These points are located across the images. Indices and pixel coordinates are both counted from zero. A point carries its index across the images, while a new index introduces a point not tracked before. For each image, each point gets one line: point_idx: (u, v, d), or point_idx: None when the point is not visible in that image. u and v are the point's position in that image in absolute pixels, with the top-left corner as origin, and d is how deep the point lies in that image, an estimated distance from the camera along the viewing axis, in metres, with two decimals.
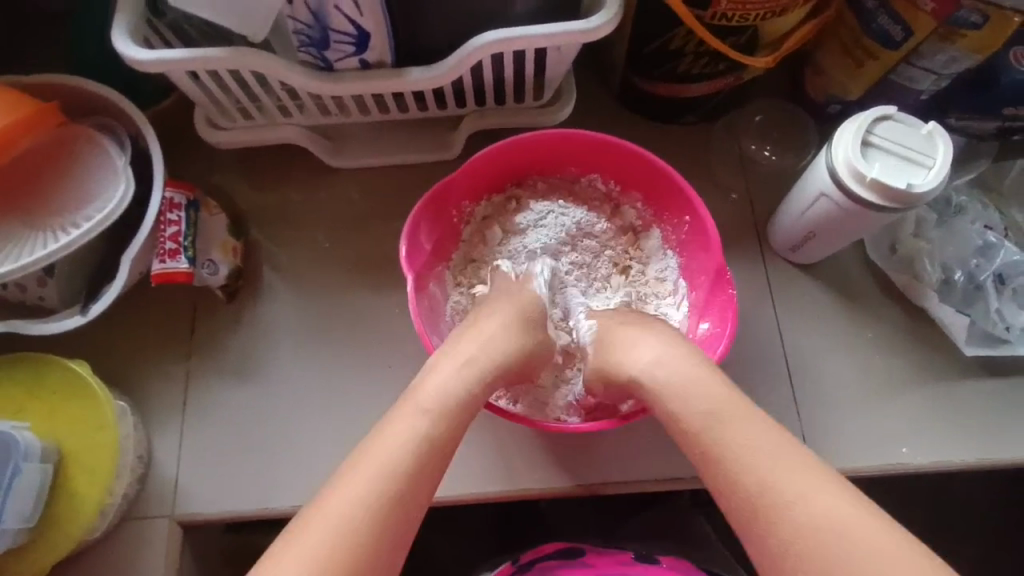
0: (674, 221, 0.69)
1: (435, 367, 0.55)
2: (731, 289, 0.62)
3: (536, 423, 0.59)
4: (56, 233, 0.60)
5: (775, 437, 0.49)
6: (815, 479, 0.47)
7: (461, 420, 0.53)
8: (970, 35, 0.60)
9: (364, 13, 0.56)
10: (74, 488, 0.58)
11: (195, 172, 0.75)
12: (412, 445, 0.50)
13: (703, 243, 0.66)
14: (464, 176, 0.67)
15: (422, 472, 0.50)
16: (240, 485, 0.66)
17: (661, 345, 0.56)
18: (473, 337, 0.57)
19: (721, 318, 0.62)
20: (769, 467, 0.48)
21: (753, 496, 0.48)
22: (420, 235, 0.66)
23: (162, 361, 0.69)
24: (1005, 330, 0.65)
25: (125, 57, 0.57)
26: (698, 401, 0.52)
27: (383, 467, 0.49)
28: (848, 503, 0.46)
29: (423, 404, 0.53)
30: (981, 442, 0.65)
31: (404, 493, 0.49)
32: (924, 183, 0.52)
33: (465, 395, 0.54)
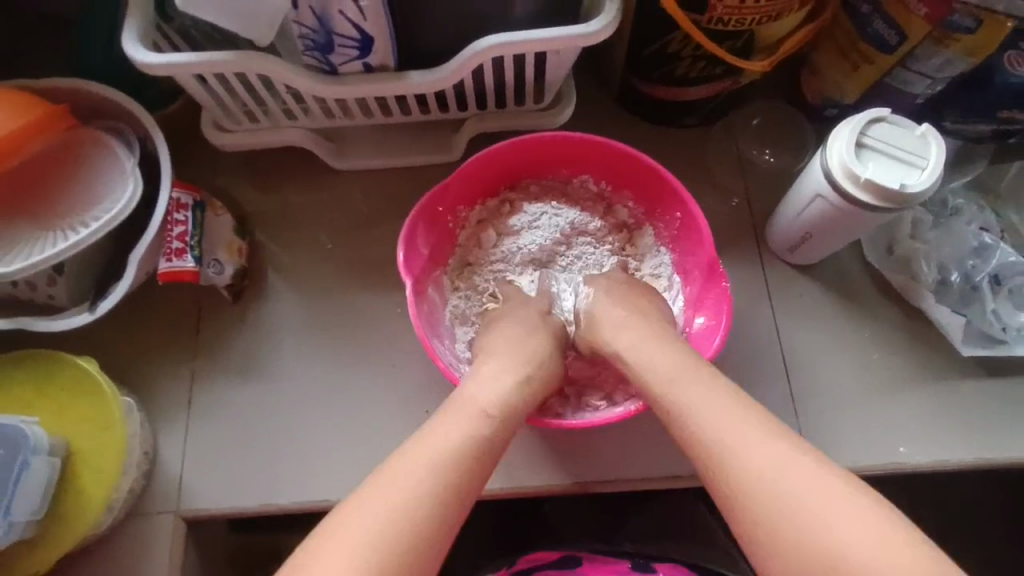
0: (665, 217, 0.70)
1: (479, 372, 0.56)
2: (725, 283, 0.63)
3: (542, 420, 0.60)
4: (65, 232, 0.61)
5: (747, 415, 0.50)
6: (788, 453, 0.48)
7: (510, 427, 0.54)
8: (963, 39, 0.61)
9: (368, 18, 0.57)
10: (80, 483, 0.59)
11: (202, 174, 0.76)
12: (465, 445, 0.50)
13: (695, 238, 0.67)
14: (460, 180, 0.68)
15: (473, 473, 0.50)
16: (244, 481, 0.67)
17: (643, 341, 0.57)
18: (507, 347, 0.59)
19: (716, 311, 0.63)
20: (742, 442, 0.49)
21: (726, 471, 0.49)
22: (417, 239, 0.66)
23: (168, 359, 0.70)
24: (1001, 330, 0.65)
25: (134, 60, 0.58)
26: (670, 377, 0.54)
27: (439, 462, 0.49)
28: (831, 477, 0.46)
29: (480, 406, 0.53)
30: (979, 441, 0.65)
31: (458, 491, 0.49)
32: (918, 184, 0.53)
33: (515, 402, 0.55)
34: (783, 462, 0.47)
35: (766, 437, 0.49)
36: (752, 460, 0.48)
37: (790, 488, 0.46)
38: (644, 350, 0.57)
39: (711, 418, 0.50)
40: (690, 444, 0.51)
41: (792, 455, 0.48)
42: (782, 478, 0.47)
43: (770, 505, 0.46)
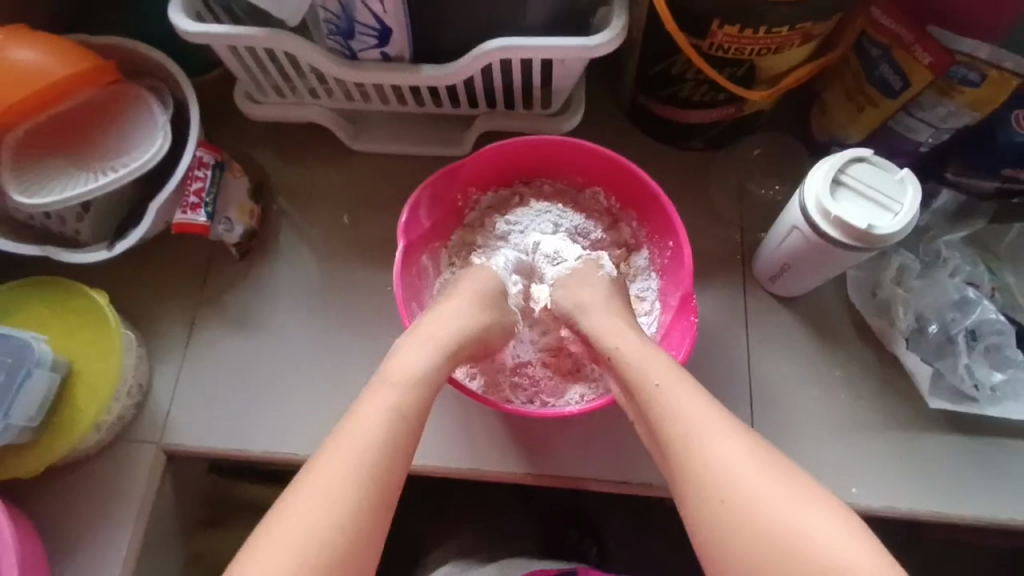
0: (659, 244, 0.67)
1: (403, 347, 0.58)
2: (693, 316, 0.61)
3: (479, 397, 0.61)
4: (96, 174, 0.67)
5: (714, 409, 0.52)
6: (749, 450, 0.49)
7: (426, 398, 0.56)
8: (968, 92, 0.62)
9: (387, 11, 0.61)
10: (76, 400, 0.65)
11: (231, 139, 0.82)
12: (383, 424, 0.52)
13: (681, 268, 0.65)
14: (472, 165, 0.68)
15: (395, 451, 0.52)
16: (223, 424, 0.72)
17: (637, 342, 0.56)
18: (431, 319, 0.60)
19: (678, 344, 0.61)
20: (708, 432, 0.50)
21: (694, 451, 0.50)
22: (421, 208, 0.67)
23: (174, 304, 0.75)
24: (972, 387, 0.65)
25: (178, 28, 0.64)
26: (648, 364, 0.54)
27: (362, 447, 0.51)
28: (777, 472, 0.49)
29: (392, 378, 0.55)
30: (934, 495, 0.65)
31: (383, 472, 0.51)
32: (887, 226, 0.53)
33: (429, 372, 0.56)
34: (732, 449, 0.49)
35: (731, 432, 0.50)
36: (716, 452, 0.49)
37: (755, 484, 0.48)
38: (629, 340, 0.57)
39: (680, 405, 0.52)
40: (660, 427, 0.52)
41: (754, 453, 0.49)
42: (741, 472, 0.48)
43: (726, 493, 0.48)
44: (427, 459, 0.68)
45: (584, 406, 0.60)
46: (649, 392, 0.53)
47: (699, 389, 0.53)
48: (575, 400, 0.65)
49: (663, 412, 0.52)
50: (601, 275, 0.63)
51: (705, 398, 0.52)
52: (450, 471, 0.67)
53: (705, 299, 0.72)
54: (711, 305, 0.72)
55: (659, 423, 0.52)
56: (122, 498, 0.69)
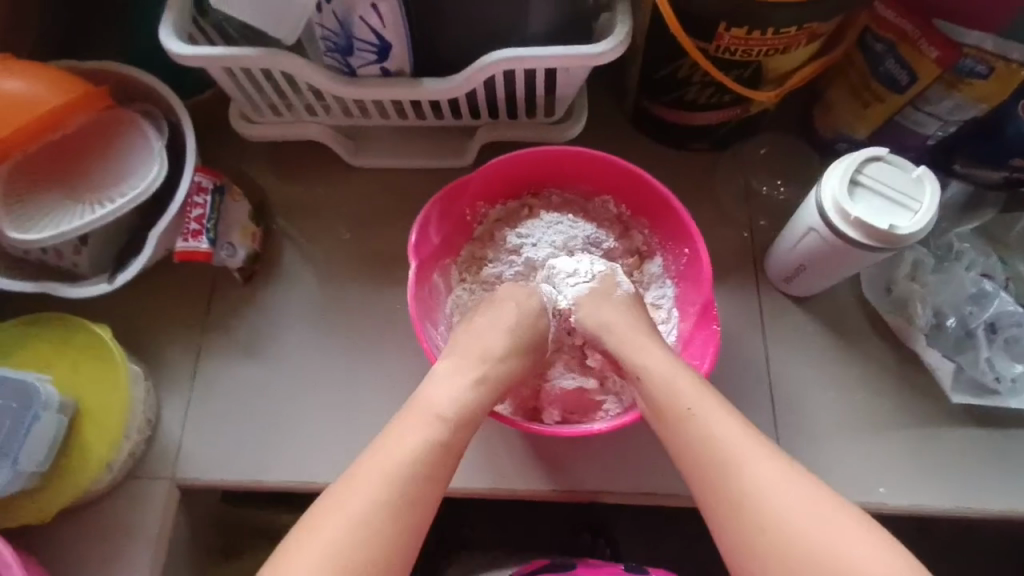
0: (674, 251, 0.67)
1: (441, 372, 0.58)
2: (716, 325, 0.60)
3: (506, 420, 0.60)
4: (92, 206, 0.65)
5: (751, 435, 0.51)
6: (792, 479, 0.48)
7: (465, 426, 0.55)
8: (975, 84, 0.61)
9: (387, 26, 0.60)
10: (85, 441, 0.64)
11: (227, 160, 0.80)
12: (419, 452, 0.53)
13: (699, 275, 0.64)
14: (479, 179, 0.67)
15: (430, 483, 0.52)
16: (238, 453, 0.70)
17: (661, 356, 0.56)
18: (471, 345, 0.59)
19: (700, 354, 0.61)
20: (745, 460, 0.49)
21: (731, 476, 0.49)
22: (430, 227, 0.65)
23: (179, 332, 0.74)
24: (993, 380, 0.65)
25: (170, 52, 0.62)
26: (679, 390, 0.53)
27: (397, 474, 0.51)
28: (817, 498, 0.48)
29: (433, 408, 0.55)
30: (961, 490, 0.64)
31: (416, 502, 0.51)
32: (908, 226, 0.53)
33: (472, 407, 0.56)
34: (770, 473, 0.49)
35: (771, 459, 0.49)
36: (756, 480, 0.48)
37: (795, 510, 0.47)
38: (648, 356, 0.56)
39: (716, 433, 0.51)
40: (693, 448, 0.51)
41: (796, 481, 0.48)
42: (784, 502, 0.47)
43: (769, 524, 0.47)
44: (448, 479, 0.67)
45: (612, 423, 0.59)
46: (684, 412, 0.52)
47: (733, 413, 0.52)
48: (599, 415, 0.64)
49: (697, 433, 0.51)
50: (619, 293, 0.61)
51: (741, 423, 0.51)
52: (472, 490, 0.66)
53: (719, 302, 0.72)
54: (727, 308, 0.71)
55: (694, 451, 0.51)
56: (137, 535, 0.67)
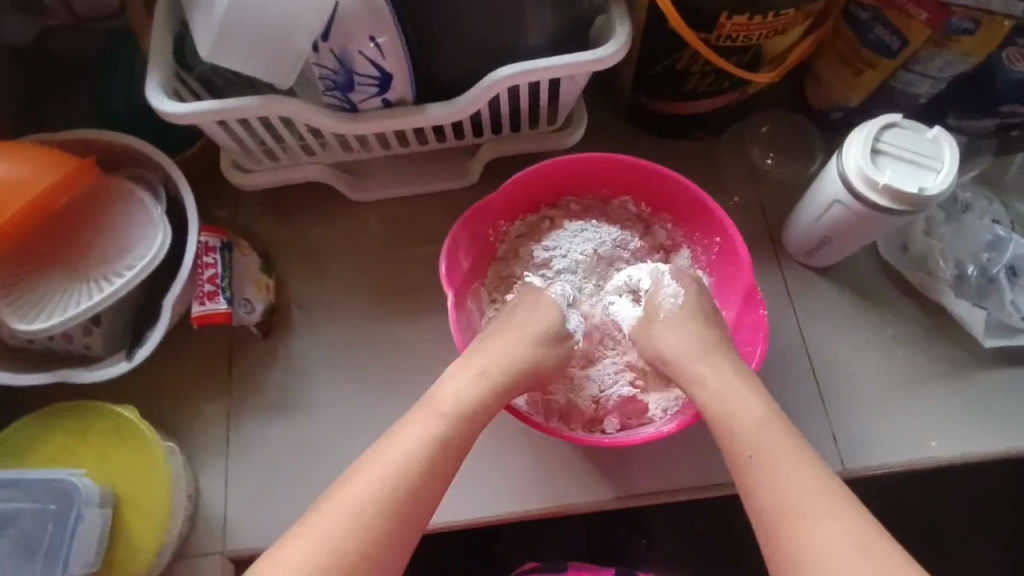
0: (703, 241, 0.68)
1: (452, 374, 0.57)
2: (763, 310, 0.61)
3: (566, 436, 0.59)
4: (99, 283, 0.62)
5: (827, 486, 0.49)
6: (866, 538, 0.46)
7: (472, 427, 0.55)
8: (964, 40, 0.63)
9: (387, 56, 0.58)
10: (129, 530, 0.61)
11: (224, 213, 0.77)
12: (422, 450, 0.52)
13: (735, 263, 0.65)
14: (501, 198, 0.67)
15: (431, 477, 0.52)
16: (287, 515, 0.67)
17: (733, 382, 0.56)
18: (484, 350, 0.59)
19: (751, 340, 0.62)
20: (812, 512, 0.48)
21: (793, 527, 0.48)
22: (459, 253, 0.65)
23: (204, 399, 0.71)
24: (1020, 320, 0.67)
25: (160, 111, 0.59)
26: (753, 430, 0.53)
27: (394, 465, 0.51)
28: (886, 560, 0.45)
29: (440, 408, 0.55)
30: (1006, 431, 0.66)
31: (412, 494, 0.51)
32: (934, 186, 0.55)
33: (477, 403, 0.56)
34: (835, 528, 0.47)
35: (846, 514, 0.48)
36: (826, 534, 0.47)
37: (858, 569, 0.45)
38: (713, 386, 0.56)
39: (785, 479, 0.50)
40: (756, 495, 0.51)
41: (870, 539, 0.46)
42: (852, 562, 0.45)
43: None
44: (511, 503, 0.66)
45: (677, 423, 0.59)
46: (746, 459, 0.52)
47: (813, 459, 0.51)
48: (657, 416, 0.64)
49: (759, 480, 0.51)
50: (664, 316, 0.62)
51: (819, 471, 0.50)
52: (537, 510, 0.66)
53: None
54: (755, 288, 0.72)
55: (760, 495, 0.51)
56: None
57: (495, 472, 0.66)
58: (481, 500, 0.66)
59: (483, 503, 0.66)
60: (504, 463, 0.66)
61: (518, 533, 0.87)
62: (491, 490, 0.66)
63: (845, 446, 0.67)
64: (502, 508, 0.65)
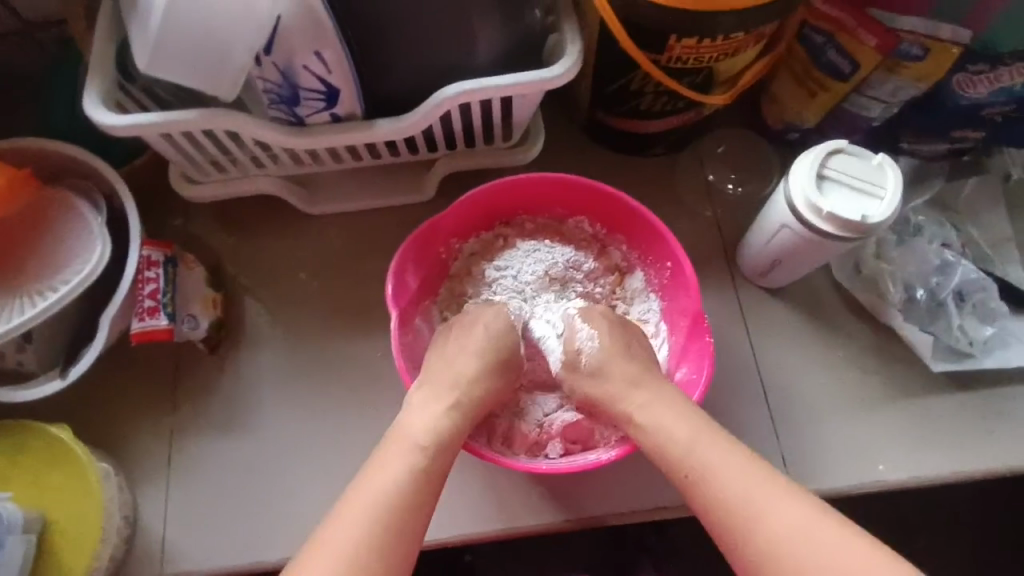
0: (655, 264, 0.68)
1: (412, 404, 0.57)
2: (708, 337, 0.61)
3: (503, 462, 0.58)
4: (33, 298, 0.60)
5: (759, 472, 0.51)
6: (806, 515, 0.49)
7: (447, 458, 0.54)
8: (912, 66, 0.64)
9: (332, 70, 0.57)
10: (59, 555, 0.60)
11: (172, 226, 0.75)
12: (405, 482, 0.52)
13: (684, 286, 0.65)
14: (451, 218, 0.66)
15: (415, 510, 0.51)
16: (231, 537, 0.66)
17: (657, 408, 0.56)
18: (433, 373, 0.59)
19: (697, 366, 0.61)
20: (755, 513, 0.50)
21: (744, 530, 0.50)
22: (406, 272, 0.64)
23: (147, 418, 0.69)
24: (968, 344, 0.68)
25: (98, 123, 0.57)
26: (684, 445, 0.53)
27: (380, 503, 0.50)
28: (833, 535, 0.48)
29: (415, 441, 0.54)
30: (953, 454, 0.67)
31: (405, 525, 0.50)
32: (878, 213, 0.55)
33: (449, 431, 0.55)
34: (779, 521, 0.49)
35: (785, 499, 0.50)
36: (770, 521, 0.49)
37: (811, 557, 0.47)
38: (640, 414, 0.56)
39: (721, 478, 0.51)
40: (703, 510, 0.52)
41: (811, 517, 0.49)
42: (800, 544, 0.48)
43: (787, 562, 0.48)
44: (461, 527, 0.65)
45: (618, 450, 0.59)
46: (684, 477, 0.53)
47: (739, 451, 0.53)
48: (604, 441, 0.63)
49: (702, 492, 0.52)
50: (583, 364, 0.60)
51: (750, 463, 0.52)
52: (486, 534, 0.65)
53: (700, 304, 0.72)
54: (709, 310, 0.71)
55: (704, 502, 0.52)
56: None
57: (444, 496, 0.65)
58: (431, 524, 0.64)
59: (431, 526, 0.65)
60: (453, 485, 0.65)
61: (475, 552, 0.85)
62: (441, 514, 0.65)
63: (796, 470, 0.66)
64: (450, 531, 0.64)
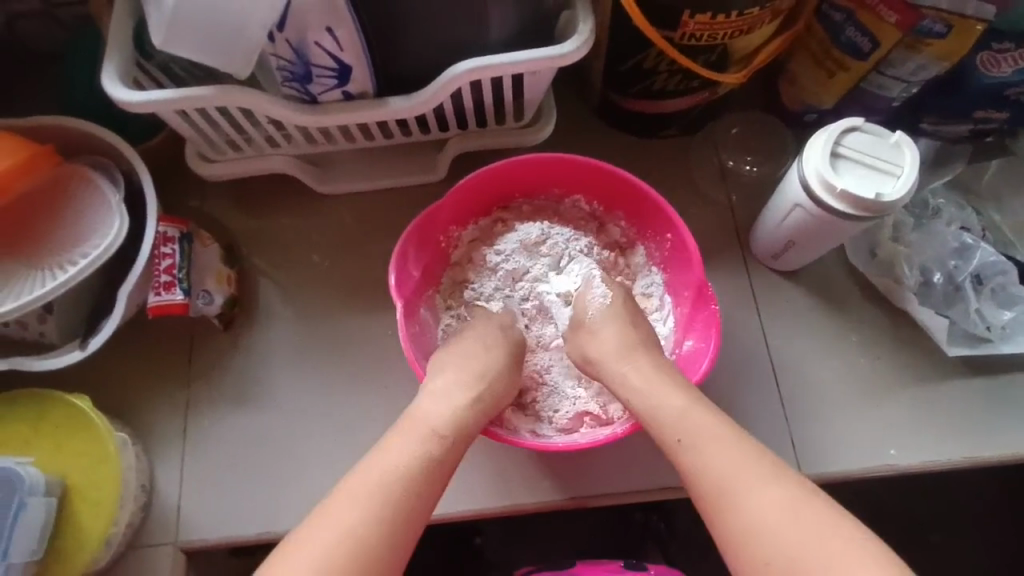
0: (655, 238, 0.68)
1: (433, 391, 0.58)
2: (714, 305, 0.61)
3: (508, 438, 0.59)
4: (54, 271, 0.61)
5: (753, 453, 0.50)
6: (792, 501, 0.48)
7: (459, 447, 0.55)
8: (935, 43, 0.61)
9: (345, 48, 0.57)
10: (79, 519, 0.62)
11: (188, 204, 0.77)
12: (413, 465, 0.52)
13: (686, 259, 0.65)
14: (448, 208, 0.66)
15: (420, 492, 0.52)
16: (242, 508, 0.67)
17: (655, 379, 0.56)
18: (456, 366, 0.59)
19: (706, 334, 0.61)
20: (742, 490, 0.49)
21: (732, 505, 0.49)
22: (408, 264, 0.65)
23: (162, 391, 0.71)
24: (985, 329, 0.67)
25: (115, 99, 0.58)
26: (676, 413, 0.53)
27: (386, 484, 0.51)
28: (819, 520, 0.47)
29: (431, 427, 0.55)
30: (968, 440, 0.66)
31: (413, 508, 0.51)
32: (893, 193, 0.54)
33: (467, 423, 0.56)
34: (765, 501, 0.48)
35: (774, 480, 0.49)
36: (759, 504, 0.48)
37: (794, 537, 0.46)
38: (635, 383, 0.56)
39: (710, 451, 0.51)
40: (692, 480, 0.51)
41: (801, 501, 0.48)
42: (787, 526, 0.47)
43: (768, 543, 0.47)
44: (466, 503, 0.65)
45: (630, 424, 0.59)
46: (675, 443, 0.53)
47: (733, 431, 0.52)
48: (616, 416, 0.63)
49: (691, 463, 0.51)
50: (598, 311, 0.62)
51: (746, 444, 0.51)
52: (491, 510, 0.65)
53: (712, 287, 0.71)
54: (720, 294, 0.71)
55: (691, 479, 0.51)
56: None
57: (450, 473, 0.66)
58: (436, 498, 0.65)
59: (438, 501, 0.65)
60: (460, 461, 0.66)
61: (489, 531, 0.86)
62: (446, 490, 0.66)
63: (806, 452, 0.66)
64: (456, 507, 0.65)
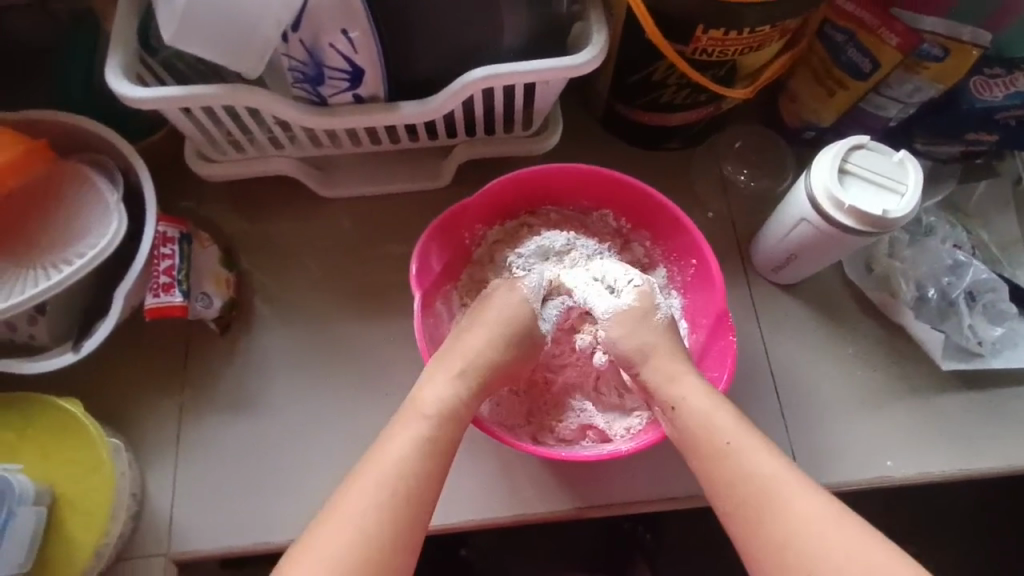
0: (680, 262, 0.68)
1: (429, 377, 0.56)
2: (732, 336, 0.62)
3: (519, 444, 0.58)
4: (47, 270, 0.59)
5: (795, 470, 0.51)
6: (835, 517, 0.48)
7: (454, 431, 0.54)
8: (932, 67, 0.64)
9: (358, 50, 0.57)
10: (68, 530, 0.60)
11: (185, 204, 0.75)
12: (417, 454, 0.51)
13: (709, 286, 0.66)
14: (478, 204, 0.66)
15: (423, 482, 0.51)
16: (237, 519, 0.65)
17: (677, 376, 0.57)
18: (465, 344, 0.58)
19: (719, 364, 0.62)
20: (786, 500, 0.49)
21: (774, 516, 0.49)
22: (430, 256, 0.65)
23: (155, 394, 0.69)
24: (978, 344, 0.69)
25: (119, 95, 0.57)
26: (724, 418, 0.54)
27: (388, 477, 0.50)
28: (860, 538, 0.47)
29: (424, 411, 0.54)
30: (960, 451, 0.68)
31: (414, 499, 0.50)
32: (898, 209, 0.56)
33: (456, 401, 0.55)
34: (807, 514, 0.48)
35: (816, 495, 0.49)
36: (796, 514, 0.49)
37: (834, 551, 0.47)
38: (678, 388, 0.56)
39: (757, 460, 0.51)
40: (734, 486, 0.51)
41: (837, 516, 0.48)
42: (823, 542, 0.47)
43: (807, 554, 0.47)
44: (470, 512, 0.65)
45: (635, 444, 0.59)
46: (723, 447, 0.52)
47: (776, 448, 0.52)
48: (619, 434, 0.63)
49: (738, 469, 0.51)
50: (658, 317, 0.61)
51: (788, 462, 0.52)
52: (495, 520, 0.65)
53: None
54: None
55: (734, 485, 0.51)
56: None
57: (454, 481, 0.65)
58: (441, 507, 0.65)
59: (441, 511, 0.64)
60: (464, 470, 0.65)
61: (483, 539, 0.86)
62: (449, 499, 0.65)
63: (806, 462, 0.67)
64: (460, 516, 0.64)
